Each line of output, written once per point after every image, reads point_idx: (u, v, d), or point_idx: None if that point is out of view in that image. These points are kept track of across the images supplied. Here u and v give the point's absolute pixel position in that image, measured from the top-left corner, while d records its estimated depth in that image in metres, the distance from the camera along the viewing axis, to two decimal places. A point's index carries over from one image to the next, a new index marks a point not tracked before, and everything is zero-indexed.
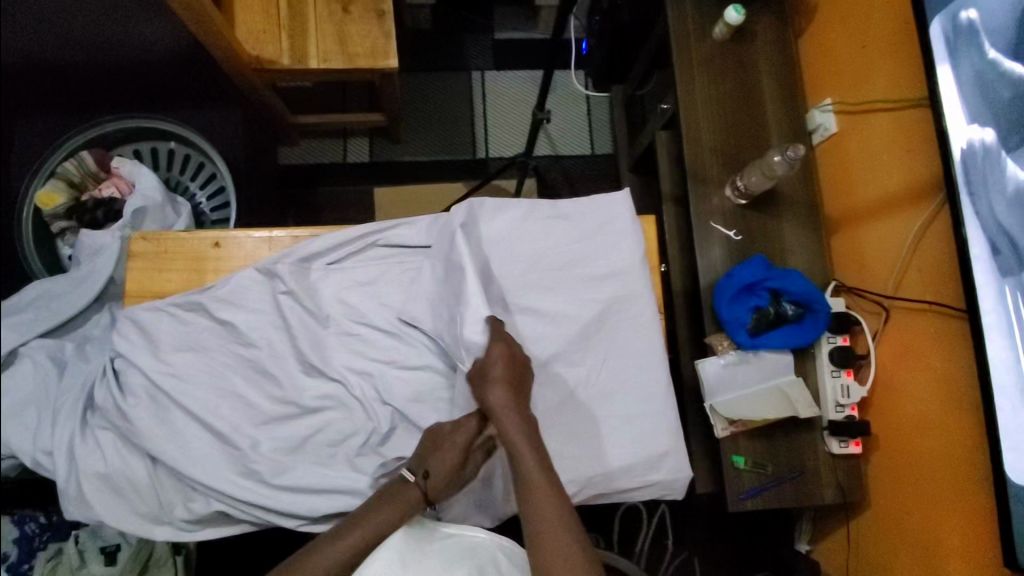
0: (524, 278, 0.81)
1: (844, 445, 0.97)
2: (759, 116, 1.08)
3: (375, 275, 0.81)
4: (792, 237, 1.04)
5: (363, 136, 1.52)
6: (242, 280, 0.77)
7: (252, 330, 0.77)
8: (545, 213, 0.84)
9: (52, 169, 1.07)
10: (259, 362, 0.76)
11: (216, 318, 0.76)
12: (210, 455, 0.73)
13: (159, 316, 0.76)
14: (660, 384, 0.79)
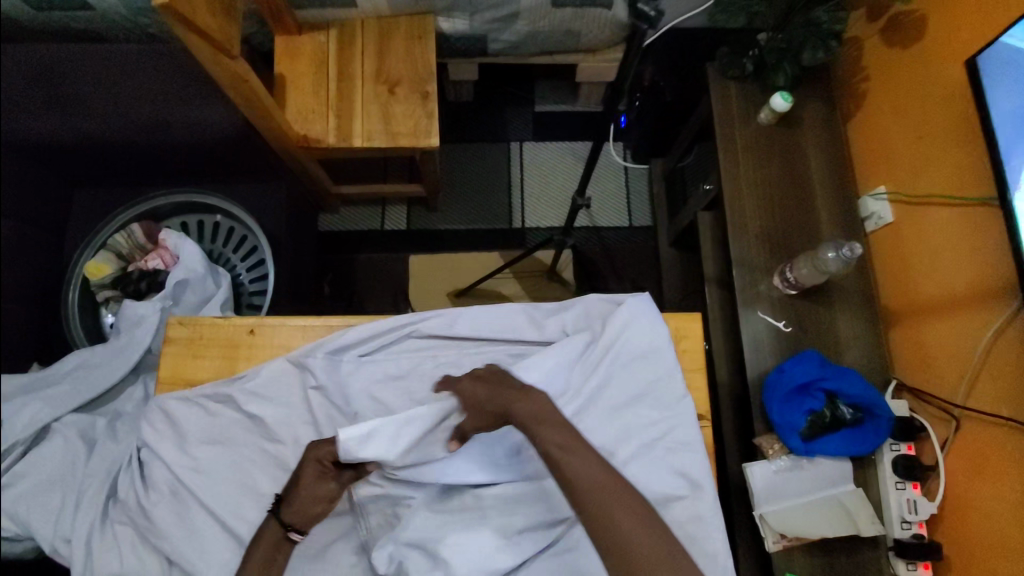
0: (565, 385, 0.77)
1: (913, 568, 0.86)
2: (808, 204, 1.04)
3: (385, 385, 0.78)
4: (847, 330, 0.98)
5: (402, 205, 1.55)
6: (276, 372, 0.76)
7: (280, 426, 0.75)
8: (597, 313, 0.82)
9: (103, 241, 1.11)
10: (285, 460, 0.74)
11: (244, 412, 0.75)
12: (229, 560, 0.70)
13: (186, 408, 0.75)
14: (707, 500, 0.72)
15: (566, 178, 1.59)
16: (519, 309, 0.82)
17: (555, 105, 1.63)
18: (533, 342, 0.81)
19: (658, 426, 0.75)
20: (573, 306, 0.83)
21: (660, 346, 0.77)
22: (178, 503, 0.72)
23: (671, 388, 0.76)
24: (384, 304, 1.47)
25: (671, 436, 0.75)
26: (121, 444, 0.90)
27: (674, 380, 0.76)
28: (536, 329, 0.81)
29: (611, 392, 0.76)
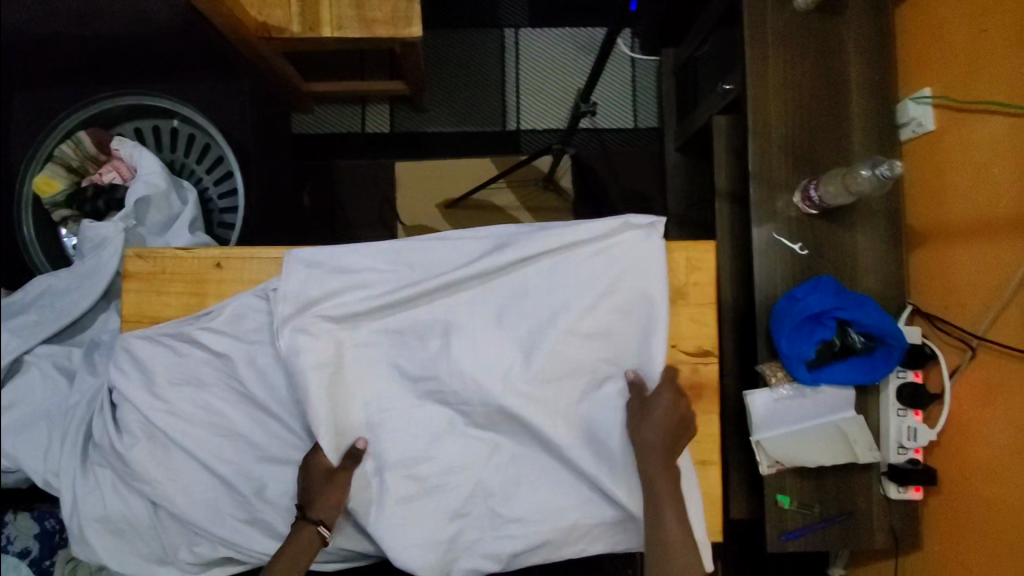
0: (535, 321, 0.75)
1: (903, 490, 0.87)
2: (841, 109, 0.92)
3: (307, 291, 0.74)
4: (866, 253, 0.91)
5: (383, 104, 1.40)
6: (248, 310, 0.73)
7: (248, 362, 0.73)
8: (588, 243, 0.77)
9: (48, 153, 0.99)
10: (253, 397, 0.73)
11: (213, 351, 0.73)
12: (214, 496, 0.73)
13: (150, 347, 0.72)
14: None
15: (566, 72, 1.42)
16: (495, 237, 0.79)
17: None
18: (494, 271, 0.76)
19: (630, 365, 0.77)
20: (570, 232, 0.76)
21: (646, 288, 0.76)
22: (156, 447, 0.72)
23: None
24: (370, 217, 1.38)
25: None
26: (98, 376, 0.83)
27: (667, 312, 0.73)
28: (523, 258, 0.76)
29: (586, 328, 0.75)
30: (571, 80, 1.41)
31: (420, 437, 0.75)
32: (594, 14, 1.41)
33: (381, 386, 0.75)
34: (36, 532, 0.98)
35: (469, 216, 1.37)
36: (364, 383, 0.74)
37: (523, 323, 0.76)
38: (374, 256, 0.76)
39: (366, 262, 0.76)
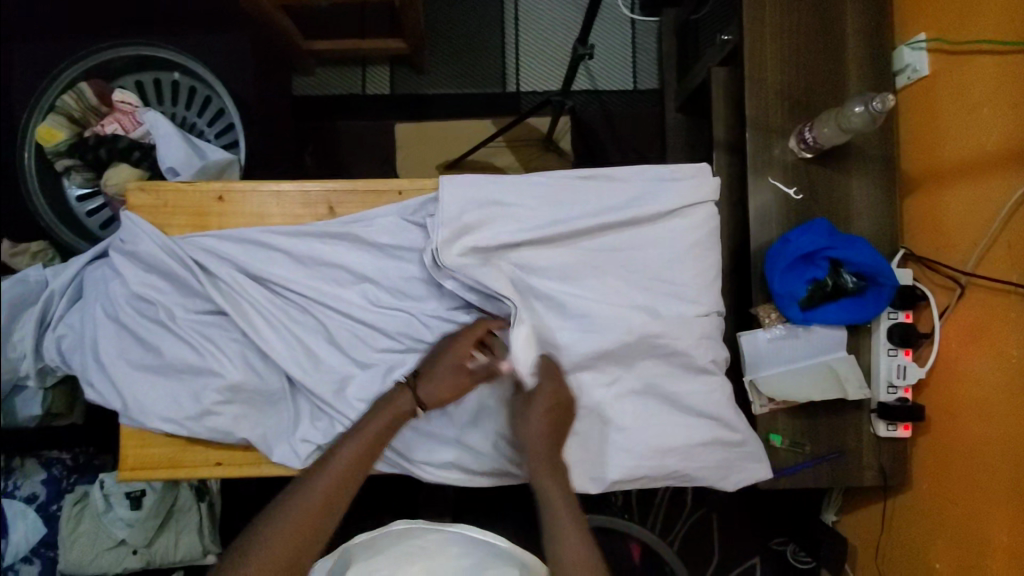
0: (597, 251, 0.72)
1: (891, 428, 0.90)
2: (838, 54, 0.92)
3: (399, 233, 0.72)
4: (860, 198, 0.92)
5: (384, 65, 1.41)
6: (319, 239, 0.72)
7: (334, 277, 0.73)
8: (659, 175, 0.74)
9: (49, 105, 1.00)
10: (332, 316, 0.73)
11: (297, 259, 0.73)
12: (296, 399, 0.73)
13: (233, 251, 0.73)
14: (712, 380, 0.72)
15: (566, 33, 1.42)
16: (568, 176, 0.74)
17: None
18: (546, 210, 0.72)
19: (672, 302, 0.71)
20: (641, 172, 0.74)
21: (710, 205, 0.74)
22: (244, 344, 0.72)
23: (663, 256, 0.72)
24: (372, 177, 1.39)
25: (660, 304, 0.70)
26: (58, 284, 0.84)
27: (669, 244, 0.72)
28: (599, 183, 0.74)
29: (625, 255, 0.72)
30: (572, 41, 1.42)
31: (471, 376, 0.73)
32: None
33: (394, 322, 0.73)
34: (43, 478, 1.01)
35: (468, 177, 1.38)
36: (403, 323, 0.73)
37: (581, 250, 0.72)
38: (467, 199, 0.71)
39: (373, 213, 0.73)
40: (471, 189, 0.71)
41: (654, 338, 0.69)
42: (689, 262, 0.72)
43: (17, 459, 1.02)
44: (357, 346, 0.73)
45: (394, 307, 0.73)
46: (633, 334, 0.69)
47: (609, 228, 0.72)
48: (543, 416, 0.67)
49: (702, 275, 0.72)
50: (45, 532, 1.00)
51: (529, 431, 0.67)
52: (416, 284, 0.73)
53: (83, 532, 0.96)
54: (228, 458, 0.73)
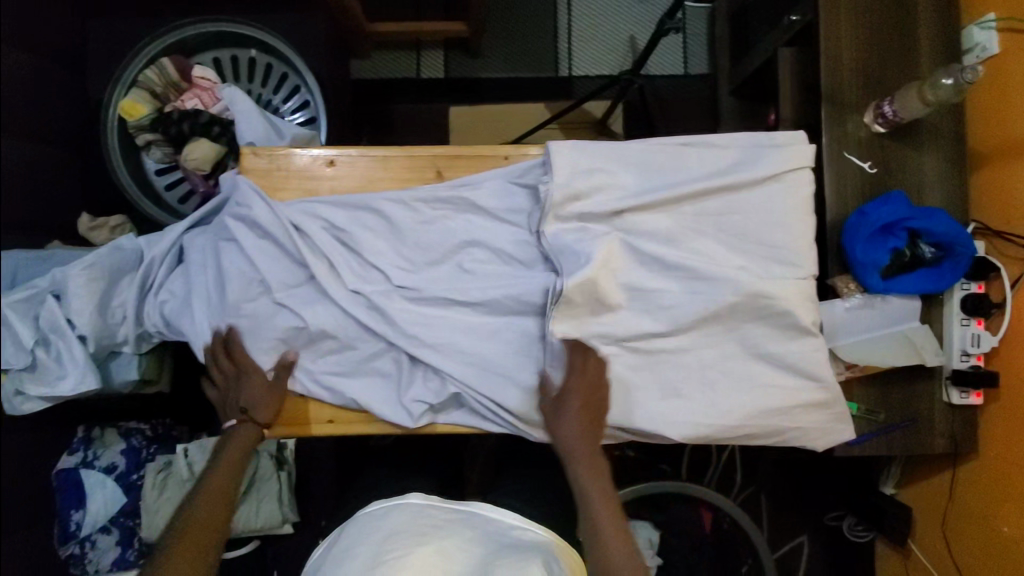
0: (700, 215, 0.74)
1: (964, 395, 0.92)
2: (910, 33, 0.95)
3: (506, 198, 0.75)
4: (933, 172, 0.95)
5: (438, 50, 1.43)
6: (429, 203, 0.75)
7: (442, 240, 0.75)
8: (760, 142, 0.76)
9: (133, 77, 1.02)
10: (441, 278, 0.75)
11: (407, 223, 0.74)
12: (405, 359, 0.75)
13: (345, 215, 0.74)
14: (813, 341, 0.73)
15: (617, 18, 1.44)
16: (668, 142, 0.76)
17: None
18: (650, 176, 0.75)
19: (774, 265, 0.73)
20: (739, 139, 0.76)
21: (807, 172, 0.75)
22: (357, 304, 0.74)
23: (765, 219, 0.74)
24: None
25: (764, 267, 0.74)
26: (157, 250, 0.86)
27: (770, 209, 0.74)
28: (698, 149, 0.76)
29: (726, 219, 0.74)
30: (623, 27, 1.44)
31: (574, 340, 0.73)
32: None
33: (502, 281, 0.74)
34: (122, 448, 1.03)
35: None
36: (510, 284, 0.74)
37: (685, 214, 0.74)
38: (573, 167, 0.73)
39: (480, 179, 0.76)
40: (579, 157, 0.73)
41: (762, 297, 0.71)
42: (790, 225, 0.73)
43: (97, 429, 1.04)
44: (464, 308, 0.74)
45: (501, 270, 0.75)
46: (741, 293, 0.71)
47: (712, 192, 0.74)
48: (573, 405, 0.70)
49: (802, 238, 0.74)
50: (123, 502, 1.02)
51: (566, 423, 0.69)
52: (522, 248, 0.75)
53: (166, 500, 0.97)
54: (338, 416, 0.76)
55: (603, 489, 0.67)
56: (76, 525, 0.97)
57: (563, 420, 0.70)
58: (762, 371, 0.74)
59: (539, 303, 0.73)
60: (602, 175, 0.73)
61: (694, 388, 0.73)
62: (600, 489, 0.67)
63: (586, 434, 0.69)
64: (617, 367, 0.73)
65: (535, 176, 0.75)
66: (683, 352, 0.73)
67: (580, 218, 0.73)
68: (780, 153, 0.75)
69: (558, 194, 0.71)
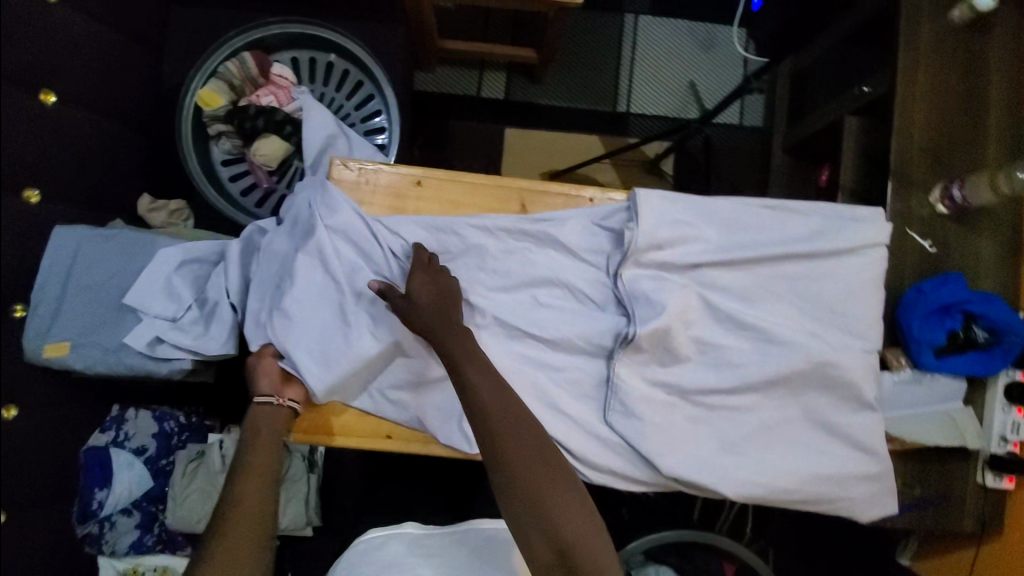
0: (771, 279, 0.76)
1: (998, 480, 0.92)
2: (981, 119, 0.96)
3: (588, 238, 0.77)
4: (993, 258, 0.95)
5: (501, 71, 1.44)
6: (511, 236, 0.76)
7: (522, 272, 0.76)
8: (844, 216, 0.78)
9: (213, 68, 1.02)
10: (517, 310, 0.76)
11: (490, 250, 0.76)
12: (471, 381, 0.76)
13: (428, 235, 0.76)
14: (873, 416, 0.74)
15: (679, 63, 1.47)
16: (751, 204, 0.78)
17: None
18: (729, 234, 0.76)
19: (843, 338, 0.74)
20: (819, 210, 0.78)
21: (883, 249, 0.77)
22: None
23: (837, 290, 0.76)
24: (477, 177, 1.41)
25: (832, 337, 0.75)
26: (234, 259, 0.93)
27: (842, 281, 0.76)
28: (780, 216, 0.78)
29: (799, 285, 0.76)
30: (684, 72, 1.47)
31: (639, 390, 0.73)
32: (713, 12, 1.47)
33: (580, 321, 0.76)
34: (154, 432, 1.03)
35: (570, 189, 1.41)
36: (581, 325, 0.75)
37: (759, 277, 0.76)
38: (662, 217, 0.75)
39: (563, 216, 0.78)
40: (667, 208, 0.75)
41: (830, 367, 0.73)
42: (861, 299, 0.75)
43: (132, 409, 1.03)
44: (535, 342, 0.76)
45: (575, 310, 0.77)
46: (810, 361, 0.73)
47: (788, 257, 0.76)
48: (422, 285, 0.71)
49: (871, 314, 0.75)
50: (148, 486, 1.02)
51: (419, 292, 0.70)
52: (598, 291, 0.77)
53: (193, 491, 0.96)
54: (397, 432, 0.77)
55: (464, 343, 0.68)
56: (99, 504, 0.96)
57: (416, 291, 0.70)
58: (819, 440, 0.74)
59: (609, 346, 0.75)
60: (686, 227, 0.75)
61: (751, 449, 0.74)
62: (458, 341, 0.68)
63: (433, 301, 0.70)
64: (681, 419, 0.74)
65: (618, 220, 0.78)
66: (744, 411, 0.74)
67: (658, 266, 0.75)
68: (860, 229, 0.77)
69: (643, 242, 0.73)
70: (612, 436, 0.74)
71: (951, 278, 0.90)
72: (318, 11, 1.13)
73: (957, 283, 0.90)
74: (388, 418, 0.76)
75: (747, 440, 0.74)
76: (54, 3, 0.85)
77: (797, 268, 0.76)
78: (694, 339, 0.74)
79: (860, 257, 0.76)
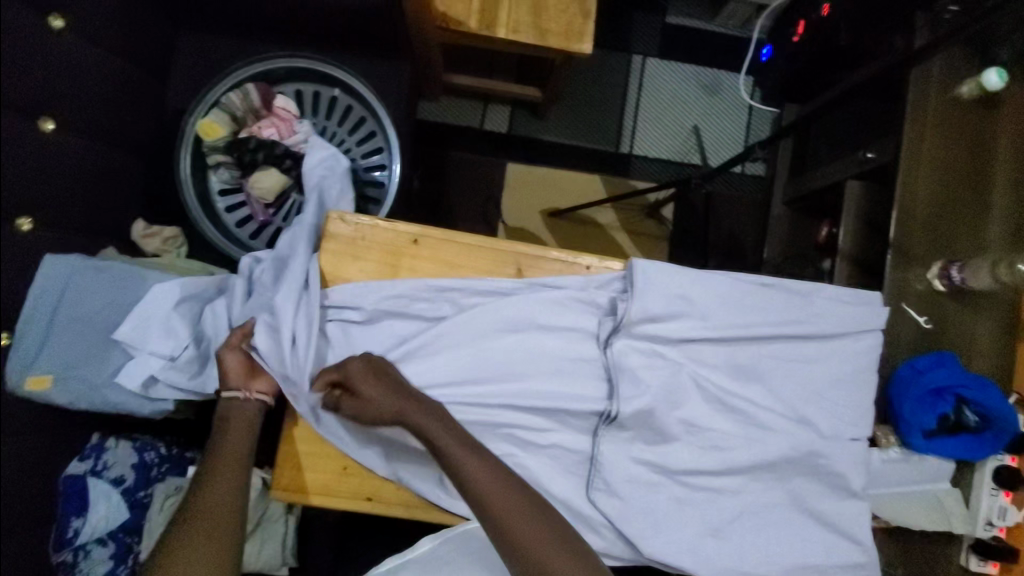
0: (764, 360, 0.75)
1: (982, 563, 0.90)
2: (984, 196, 0.95)
3: (580, 307, 0.77)
4: (987, 338, 0.94)
5: (506, 105, 1.43)
6: (505, 300, 0.76)
7: (514, 339, 0.76)
8: (845, 297, 0.76)
9: (215, 98, 1.02)
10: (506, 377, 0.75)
11: (484, 314, 0.76)
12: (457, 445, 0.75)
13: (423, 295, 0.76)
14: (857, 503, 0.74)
15: (685, 106, 1.47)
16: (750, 281, 0.76)
17: (690, 20, 1.47)
18: (727, 313, 0.75)
19: (832, 424, 0.74)
20: (819, 289, 0.77)
21: (876, 335, 0.76)
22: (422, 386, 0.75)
23: (829, 374, 0.75)
24: (476, 212, 1.40)
25: (821, 422, 0.74)
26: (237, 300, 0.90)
27: (834, 365, 0.76)
28: (779, 296, 0.76)
29: (791, 367, 0.75)
30: (689, 116, 1.47)
31: (623, 466, 0.73)
32: (721, 58, 1.48)
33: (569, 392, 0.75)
34: (134, 462, 1.01)
35: (570, 229, 1.41)
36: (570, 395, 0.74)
37: (751, 357, 0.75)
38: (661, 290, 0.74)
39: (557, 281, 0.78)
40: (667, 284, 0.74)
41: (817, 456, 0.73)
42: (852, 385, 0.75)
43: (113, 437, 1.01)
44: (521, 411, 0.75)
45: (564, 380, 0.75)
46: (797, 448, 0.73)
47: (782, 338, 0.75)
48: (370, 385, 0.69)
49: (862, 400, 0.75)
50: (123, 518, 0.99)
51: (367, 389, 0.69)
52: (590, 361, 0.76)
53: (170, 526, 0.96)
54: (378, 494, 0.76)
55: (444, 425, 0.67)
56: (74, 532, 0.94)
57: (363, 390, 0.69)
58: (802, 526, 0.74)
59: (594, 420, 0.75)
60: (682, 304, 0.74)
61: (734, 534, 0.73)
62: (443, 426, 0.67)
63: (390, 391, 0.69)
64: (664, 499, 0.73)
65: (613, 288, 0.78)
66: (728, 493, 0.73)
67: (651, 340, 0.74)
68: (856, 313, 0.76)
69: (635, 317, 0.73)
70: (595, 509, 0.74)
71: (944, 356, 0.91)
72: (323, 43, 1.12)
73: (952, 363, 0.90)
74: (370, 479, 0.76)
75: (730, 523, 0.73)
76: (57, 29, 0.83)
77: (790, 349, 0.75)
78: (682, 418, 0.73)
79: (853, 342, 0.76)
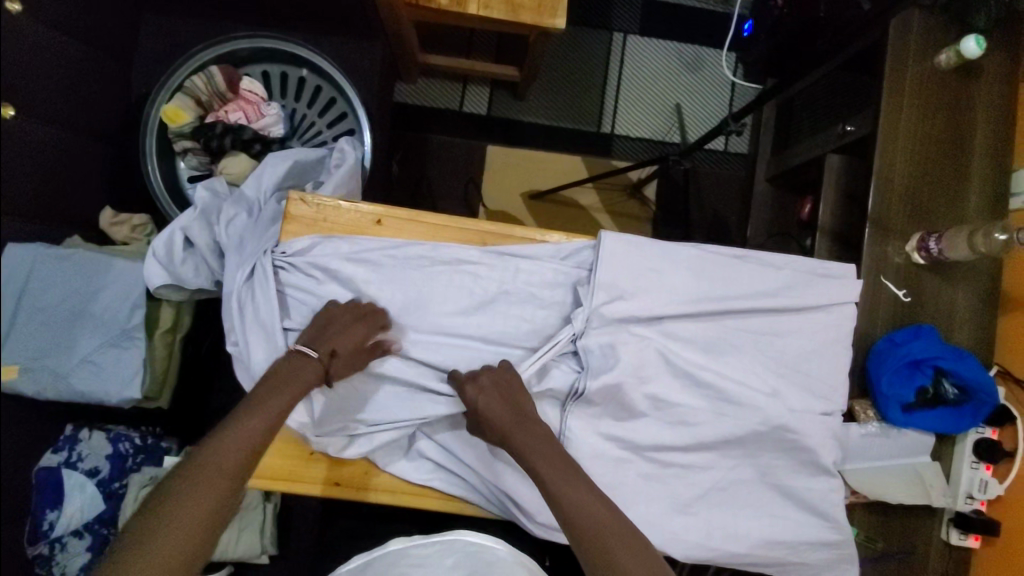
0: (735, 335, 0.74)
1: (963, 537, 0.91)
2: (961, 168, 0.93)
3: (549, 284, 0.76)
4: (965, 310, 0.93)
5: (485, 86, 1.41)
6: (470, 279, 0.75)
7: (479, 319, 0.75)
8: (814, 269, 0.76)
9: (178, 83, 0.99)
10: (472, 357, 0.74)
11: (447, 292, 0.75)
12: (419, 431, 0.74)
13: (384, 274, 0.74)
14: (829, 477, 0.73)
15: (667, 85, 1.45)
16: (718, 254, 0.75)
17: None
18: (697, 284, 0.74)
19: (804, 398, 0.73)
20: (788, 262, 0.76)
21: (849, 309, 0.75)
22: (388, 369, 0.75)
23: (802, 348, 0.75)
24: (454, 195, 1.39)
25: (794, 397, 0.73)
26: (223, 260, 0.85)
27: (807, 339, 0.75)
28: (749, 271, 0.75)
29: (763, 342, 0.74)
30: (671, 94, 1.44)
31: (592, 446, 0.71)
32: (702, 34, 1.45)
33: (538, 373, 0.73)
34: (109, 453, 1.00)
35: (551, 210, 1.39)
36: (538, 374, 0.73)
37: (722, 332, 0.74)
38: (627, 261, 0.73)
39: (524, 252, 0.77)
40: (631, 254, 0.73)
41: (787, 431, 0.72)
42: (824, 359, 0.74)
43: (86, 429, 1.00)
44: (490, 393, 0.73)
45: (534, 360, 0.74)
46: (767, 424, 0.72)
47: (755, 310, 0.74)
48: (483, 386, 0.68)
49: (834, 373, 0.74)
50: (100, 510, 0.96)
51: (483, 401, 0.67)
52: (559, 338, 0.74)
53: None
54: (345, 478, 0.75)
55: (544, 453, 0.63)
56: (49, 525, 0.92)
57: (478, 400, 0.67)
58: (773, 501, 0.73)
59: (562, 396, 0.73)
60: (650, 278, 0.73)
61: (704, 510, 0.72)
62: (542, 454, 0.64)
63: (506, 407, 0.67)
64: (635, 477, 0.72)
65: (581, 258, 0.77)
66: (699, 470, 0.73)
67: (617, 316, 0.72)
68: (827, 286, 0.75)
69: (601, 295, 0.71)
70: None
71: (925, 329, 0.89)
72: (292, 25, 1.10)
73: (932, 337, 0.89)
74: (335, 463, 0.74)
75: (702, 499, 0.72)
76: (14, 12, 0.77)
77: (761, 324, 0.75)
78: (652, 397, 0.72)
79: (824, 315, 0.75)
